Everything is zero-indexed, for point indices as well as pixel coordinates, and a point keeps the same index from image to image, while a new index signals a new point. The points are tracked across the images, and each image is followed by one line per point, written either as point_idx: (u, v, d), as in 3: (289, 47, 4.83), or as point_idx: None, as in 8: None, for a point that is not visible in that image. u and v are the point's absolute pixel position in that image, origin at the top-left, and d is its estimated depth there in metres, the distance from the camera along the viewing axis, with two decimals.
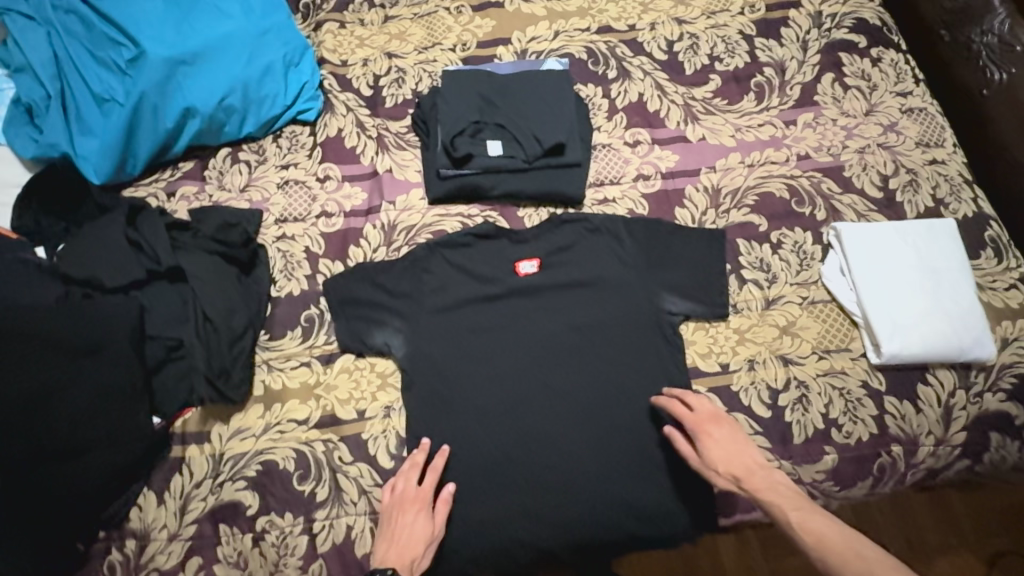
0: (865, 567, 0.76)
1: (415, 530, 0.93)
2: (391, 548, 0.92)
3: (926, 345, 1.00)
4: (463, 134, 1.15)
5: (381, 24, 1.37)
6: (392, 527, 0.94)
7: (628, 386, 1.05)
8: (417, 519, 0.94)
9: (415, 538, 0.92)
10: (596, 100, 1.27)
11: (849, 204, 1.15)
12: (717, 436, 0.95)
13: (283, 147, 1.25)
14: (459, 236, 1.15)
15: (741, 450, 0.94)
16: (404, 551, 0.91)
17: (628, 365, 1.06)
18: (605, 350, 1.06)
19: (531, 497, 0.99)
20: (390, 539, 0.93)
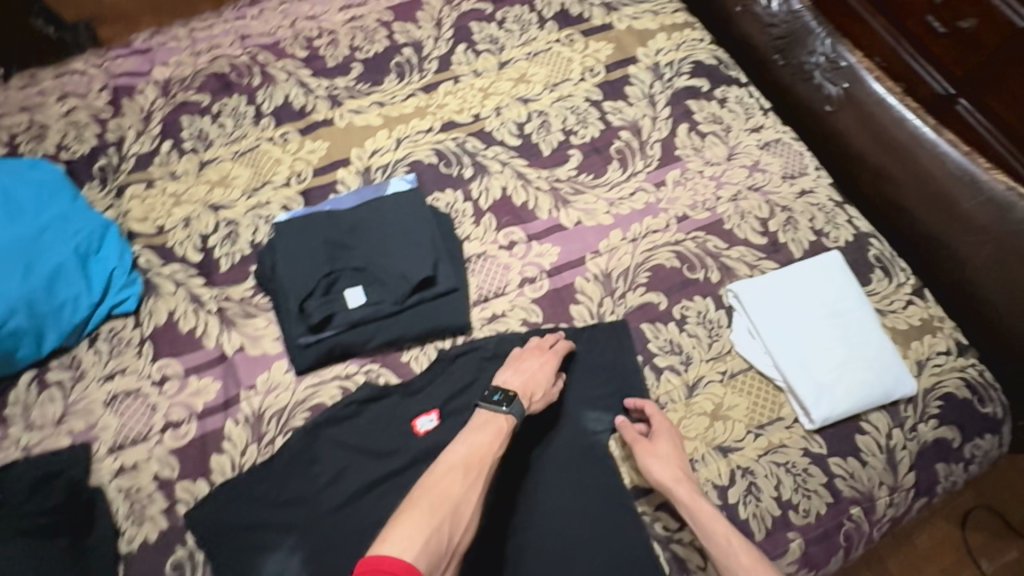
0: None
1: (535, 372, 0.97)
2: (513, 375, 0.96)
3: (851, 396, 0.96)
4: (315, 293, 1.00)
5: (198, 173, 1.19)
6: (516, 362, 0.98)
7: (575, 531, 0.91)
8: (545, 359, 0.98)
9: (532, 377, 0.96)
10: (459, 206, 1.16)
11: (738, 257, 1.11)
12: (663, 441, 0.94)
13: (103, 353, 1.03)
14: (341, 409, 0.98)
15: (676, 455, 0.92)
16: (526, 382, 0.95)
17: (569, 508, 0.92)
18: (540, 499, 0.93)
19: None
20: (514, 371, 0.97)
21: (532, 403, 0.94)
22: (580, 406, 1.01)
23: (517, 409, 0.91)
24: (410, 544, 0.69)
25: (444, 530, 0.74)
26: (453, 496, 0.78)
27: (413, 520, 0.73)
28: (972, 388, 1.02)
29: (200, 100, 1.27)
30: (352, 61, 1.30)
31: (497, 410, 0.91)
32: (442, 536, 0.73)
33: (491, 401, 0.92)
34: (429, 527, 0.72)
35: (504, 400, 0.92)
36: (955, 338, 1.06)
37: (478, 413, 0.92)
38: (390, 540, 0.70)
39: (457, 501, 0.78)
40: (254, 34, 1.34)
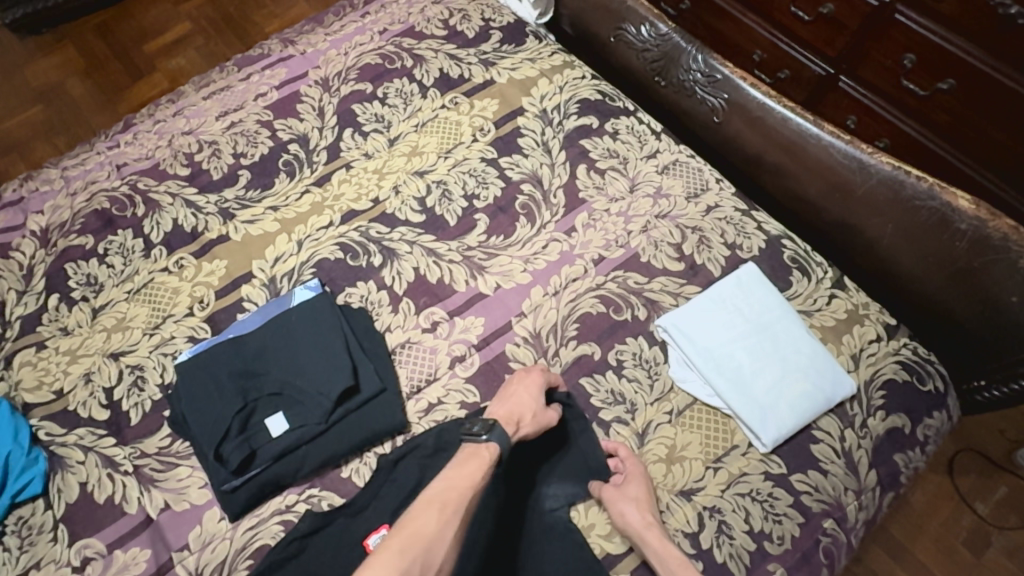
0: None
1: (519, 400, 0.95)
2: (499, 404, 0.95)
3: (795, 410, 0.95)
4: (230, 434, 0.93)
5: (92, 322, 1.12)
6: (508, 391, 0.97)
7: None
8: (532, 383, 0.97)
9: (517, 406, 0.94)
10: (374, 297, 1.12)
11: (660, 288, 1.10)
12: (634, 485, 0.91)
13: (13, 548, 0.93)
14: (283, 549, 0.91)
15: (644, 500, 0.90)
16: (511, 410, 0.93)
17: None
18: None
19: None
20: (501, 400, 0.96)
21: (519, 428, 0.92)
22: (535, 482, 0.96)
23: (498, 436, 0.89)
24: None
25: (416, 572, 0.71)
26: (427, 541, 0.74)
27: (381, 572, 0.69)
28: (910, 369, 1.03)
29: (83, 243, 1.20)
30: (238, 169, 1.26)
31: (479, 442, 0.88)
32: None
33: (473, 433, 0.90)
34: (398, 570, 0.69)
35: (484, 429, 0.90)
36: (883, 322, 1.07)
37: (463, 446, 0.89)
38: None
39: (432, 540, 0.74)
40: (131, 161, 1.29)
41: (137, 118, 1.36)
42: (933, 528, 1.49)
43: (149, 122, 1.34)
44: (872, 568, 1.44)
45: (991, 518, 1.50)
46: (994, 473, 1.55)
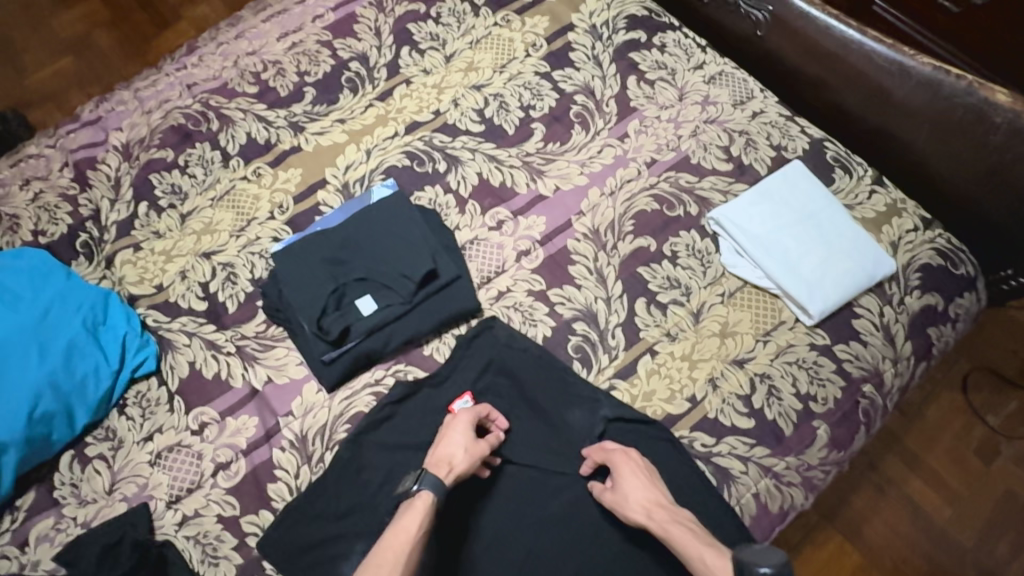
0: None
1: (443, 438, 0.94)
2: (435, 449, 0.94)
3: (839, 287, 1.04)
4: (327, 310, 1.04)
5: (181, 226, 1.20)
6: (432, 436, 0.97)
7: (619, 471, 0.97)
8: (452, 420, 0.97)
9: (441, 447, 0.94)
10: (441, 199, 1.20)
11: (711, 186, 1.17)
12: (619, 472, 0.92)
13: (136, 416, 1.05)
14: (378, 412, 1.02)
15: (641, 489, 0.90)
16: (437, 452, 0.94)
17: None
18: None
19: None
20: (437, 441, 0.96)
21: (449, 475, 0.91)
22: (599, 357, 1.06)
23: (428, 484, 0.89)
24: None
25: None
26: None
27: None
28: (944, 255, 1.11)
29: (164, 156, 1.27)
30: (304, 86, 1.32)
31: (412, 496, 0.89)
32: None
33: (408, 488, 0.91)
34: None
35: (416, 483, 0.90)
36: (919, 215, 1.14)
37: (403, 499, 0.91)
38: None
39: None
40: (200, 80, 1.35)
41: (200, 42, 1.42)
42: (948, 438, 1.57)
43: (213, 45, 1.40)
44: (888, 475, 1.53)
45: (1001, 428, 1.58)
46: (1005, 388, 1.63)
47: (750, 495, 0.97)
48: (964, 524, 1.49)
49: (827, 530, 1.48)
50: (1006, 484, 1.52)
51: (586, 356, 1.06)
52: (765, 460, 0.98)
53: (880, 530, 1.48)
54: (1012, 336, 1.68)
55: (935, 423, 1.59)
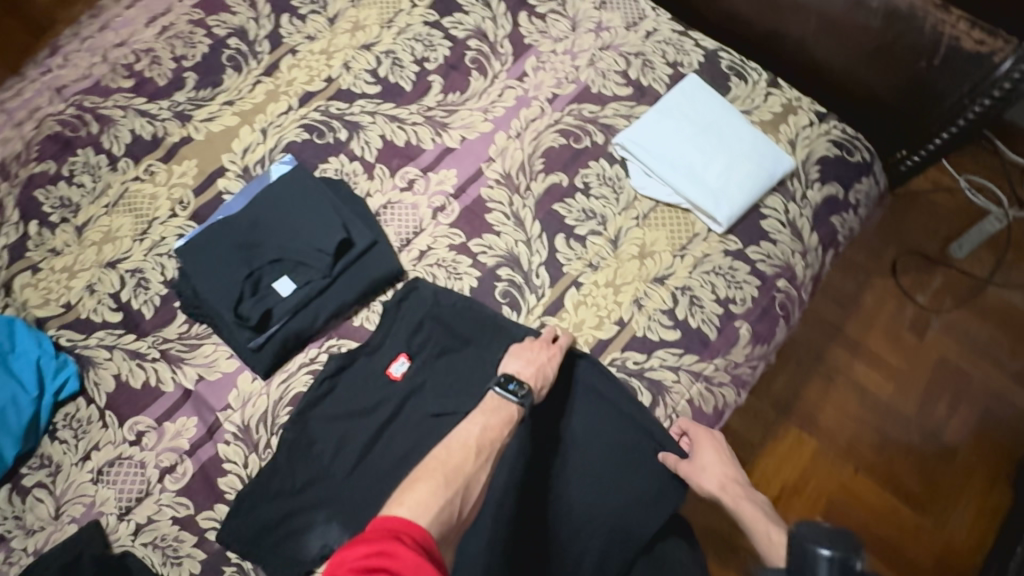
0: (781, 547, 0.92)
1: (546, 362, 0.97)
2: (523, 364, 0.96)
3: (744, 191, 1.07)
4: (245, 297, 1.01)
5: (79, 239, 1.14)
6: (522, 352, 0.98)
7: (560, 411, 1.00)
8: (557, 347, 0.99)
9: (541, 367, 0.96)
10: (348, 168, 1.17)
11: (613, 113, 1.18)
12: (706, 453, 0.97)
13: (69, 439, 1.02)
14: (316, 390, 1.02)
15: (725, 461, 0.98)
16: (537, 369, 0.95)
17: (558, 544, 0.93)
18: (532, 553, 0.93)
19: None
20: (523, 357, 0.97)
21: (539, 394, 0.94)
22: (528, 298, 1.08)
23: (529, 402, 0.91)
24: (424, 512, 0.70)
25: (456, 501, 0.75)
26: (466, 471, 0.79)
27: (429, 483, 0.74)
28: (839, 144, 1.15)
29: (46, 169, 1.19)
30: (183, 72, 1.25)
31: (509, 401, 0.91)
32: (453, 506, 0.74)
33: (506, 389, 0.91)
34: (441, 498, 0.73)
35: (518, 391, 0.91)
36: (814, 110, 1.18)
37: (489, 397, 0.92)
38: (406, 504, 0.70)
39: (469, 477, 0.79)
40: (70, 82, 1.25)
41: (62, 41, 1.31)
42: (884, 322, 1.67)
43: (77, 42, 1.29)
44: (834, 367, 1.62)
45: (929, 305, 1.68)
46: (932, 265, 1.72)
47: (684, 401, 1.02)
48: (906, 398, 1.59)
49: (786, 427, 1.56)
50: (939, 353, 1.63)
51: (515, 300, 1.08)
52: (695, 366, 1.03)
53: (832, 418, 1.57)
54: (931, 220, 1.77)
55: (871, 310, 1.68)
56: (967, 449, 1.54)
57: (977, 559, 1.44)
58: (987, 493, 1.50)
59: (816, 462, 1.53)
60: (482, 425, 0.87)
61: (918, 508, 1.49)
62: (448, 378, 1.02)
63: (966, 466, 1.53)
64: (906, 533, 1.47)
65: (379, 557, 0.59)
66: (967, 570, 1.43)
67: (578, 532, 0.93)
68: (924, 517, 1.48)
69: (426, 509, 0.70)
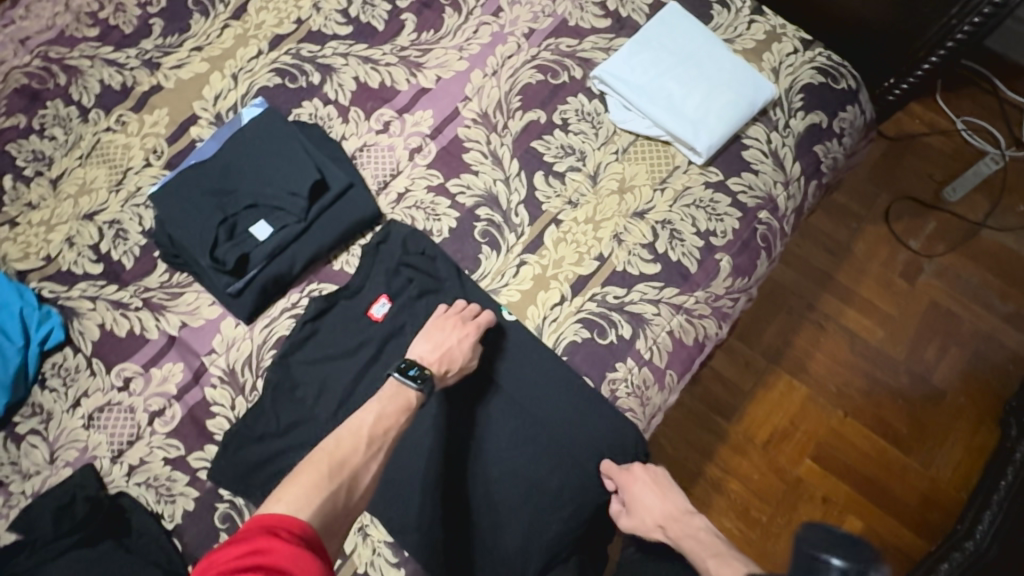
0: None
1: (455, 345, 0.95)
2: (428, 348, 0.94)
3: (724, 121, 1.05)
4: (220, 241, 1.01)
5: (55, 192, 1.13)
6: (433, 333, 0.96)
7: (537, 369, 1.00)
8: (465, 334, 0.96)
9: (448, 351, 0.94)
10: (322, 112, 1.15)
11: (592, 47, 1.15)
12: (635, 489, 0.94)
13: (59, 387, 1.04)
14: (299, 332, 1.03)
15: (662, 496, 0.95)
16: (442, 354, 0.94)
17: (524, 498, 0.95)
18: (484, 515, 0.94)
19: (533, 515, 0.94)
20: (428, 338, 0.96)
21: (445, 377, 0.94)
22: (508, 238, 1.07)
23: (428, 386, 0.90)
24: (300, 503, 0.69)
25: (342, 493, 0.74)
26: (355, 461, 0.77)
27: (314, 476, 0.73)
28: (825, 72, 1.12)
29: (16, 123, 1.17)
30: (150, 19, 1.22)
31: (408, 385, 0.89)
32: (340, 497, 0.73)
33: (406, 374, 0.90)
34: (322, 489, 0.72)
35: (420, 376, 0.90)
36: (799, 37, 1.14)
37: (389, 384, 0.90)
38: (284, 499, 0.69)
39: (358, 468, 0.77)
40: (34, 33, 1.22)
41: None
42: (875, 268, 1.65)
43: None
44: (825, 310, 1.61)
45: (922, 251, 1.66)
46: (926, 211, 1.70)
47: (665, 333, 1.02)
48: (896, 344, 1.59)
49: (776, 375, 1.56)
50: (931, 298, 1.62)
51: (494, 240, 1.07)
52: (675, 299, 1.03)
53: (823, 363, 1.57)
54: (925, 164, 1.73)
55: (863, 256, 1.66)
56: (955, 393, 1.55)
57: (962, 497, 1.46)
58: (973, 434, 1.51)
59: (806, 411, 1.54)
60: (377, 413, 0.84)
61: (904, 449, 1.51)
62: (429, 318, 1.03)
63: (954, 409, 1.53)
64: (893, 475, 1.48)
65: (251, 556, 0.60)
66: (951, 508, 1.45)
67: (532, 497, 0.95)
68: (910, 460, 1.50)
69: (308, 503, 0.69)
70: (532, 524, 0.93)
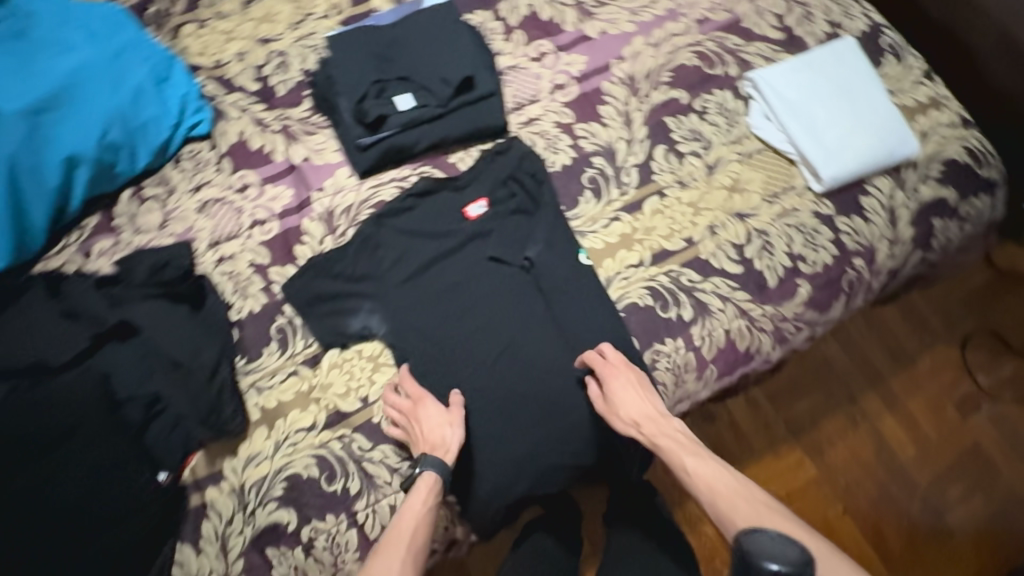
0: (746, 507, 0.88)
1: (435, 416, 0.98)
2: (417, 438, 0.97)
3: (857, 159, 1.07)
4: (369, 97, 1.12)
5: (243, 12, 1.27)
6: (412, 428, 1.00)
7: (590, 317, 1.04)
8: (429, 407, 0.99)
9: (430, 428, 0.97)
10: (489, 24, 1.23)
11: (756, 52, 1.18)
12: (619, 382, 0.97)
13: (188, 170, 1.17)
14: (400, 201, 1.12)
15: (643, 396, 0.98)
16: (427, 437, 0.96)
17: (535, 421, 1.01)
18: (496, 422, 1.02)
19: (538, 439, 1.01)
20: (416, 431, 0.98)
21: (447, 452, 0.95)
22: (611, 193, 1.13)
23: (432, 462, 0.94)
24: None
25: None
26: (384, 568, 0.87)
27: None
28: (973, 154, 1.12)
29: None
30: None
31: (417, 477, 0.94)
32: None
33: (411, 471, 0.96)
34: None
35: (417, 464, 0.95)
36: (959, 113, 1.14)
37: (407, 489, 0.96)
38: None
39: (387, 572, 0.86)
40: None
41: None
42: (931, 386, 1.60)
43: None
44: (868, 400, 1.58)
45: (987, 388, 1.60)
46: (1006, 353, 1.63)
47: (722, 330, 1.05)
48: (923, 467, 1.53)
49: (791, 445, 1.54)
50: (977, 438, 1.56)
51: (598, 191, 1.13)
52: (745, 305, 1.05)
53: (843, 454, 1.53)
54: None
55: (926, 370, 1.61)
56: (967, 537, 1.49)
57: None
58: None
59: (807, 491, 1.51)
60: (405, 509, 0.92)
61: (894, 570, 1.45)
62: (516, 234, 1.09)
63: (960, 551, 1.48)
64: None
65: None
66: None
67: (543, 424, 1.01)
68: None
69: None
70: (535, 450, 1.01)
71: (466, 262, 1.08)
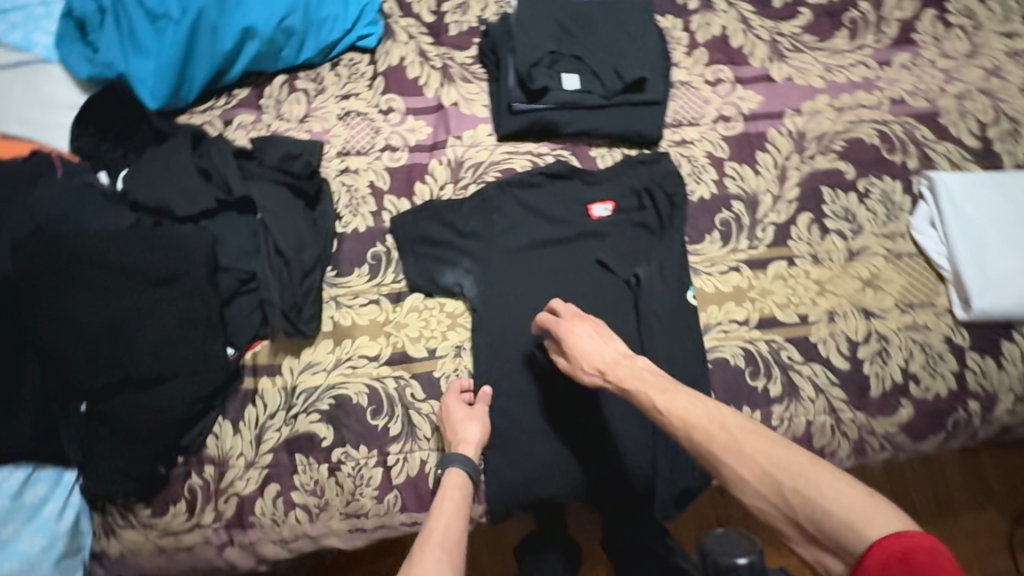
0: (727, 437, 0.72)
1: (458, 413, 0.96)
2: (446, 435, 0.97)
3: (1016, 299, 0.98)
4: (540, 65, 1.11)
5: None
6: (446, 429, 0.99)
7: (677, 356, 1.00)
8: (453, 405, 0.98)
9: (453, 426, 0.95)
10: (676, 33, 1.19)
11: (943, 152, 1.10)
12: (578, 329, 0.92)
13: (342, 76, 1.18)
14: (530, 175, 1.10)
15: (603, 340, 0.91)
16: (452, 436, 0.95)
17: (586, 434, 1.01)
18: (548, 421, 1.01)
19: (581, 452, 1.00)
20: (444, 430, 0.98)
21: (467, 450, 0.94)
22: (739, 241, 1.07)
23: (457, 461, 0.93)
24: None
25: None
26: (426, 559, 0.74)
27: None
28: None
29: None
30: None
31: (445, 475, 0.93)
32: None
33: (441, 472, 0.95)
34: None
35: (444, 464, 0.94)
36: None
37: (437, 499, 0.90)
38: None
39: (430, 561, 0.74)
40: None
41: None
42: None
43: None
44: None
45: None
46: None
47: (805, 420, 0.99)
48: None
49: None
50: None
51: (727, 234, 1.08)
52: (838, 404, 0.99)
53: None
54: None
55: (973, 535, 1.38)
56: None
57: None
58: None
59: None
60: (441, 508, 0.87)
61: None
62: (631, 249, 1.06)
63: None
64: None
65: None
66: None
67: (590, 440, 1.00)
68: None
69: None
70: (574, 460, 1.00)
71: (573, 257, 1.06)
